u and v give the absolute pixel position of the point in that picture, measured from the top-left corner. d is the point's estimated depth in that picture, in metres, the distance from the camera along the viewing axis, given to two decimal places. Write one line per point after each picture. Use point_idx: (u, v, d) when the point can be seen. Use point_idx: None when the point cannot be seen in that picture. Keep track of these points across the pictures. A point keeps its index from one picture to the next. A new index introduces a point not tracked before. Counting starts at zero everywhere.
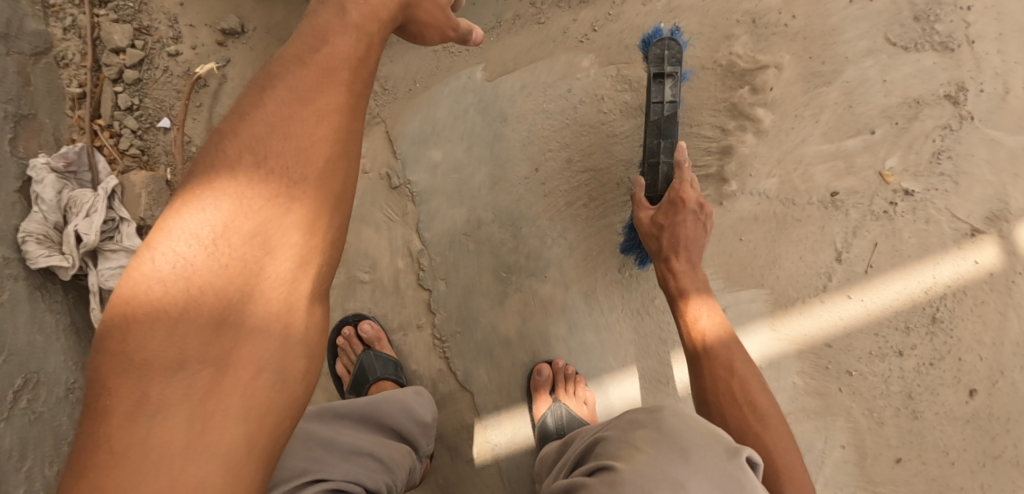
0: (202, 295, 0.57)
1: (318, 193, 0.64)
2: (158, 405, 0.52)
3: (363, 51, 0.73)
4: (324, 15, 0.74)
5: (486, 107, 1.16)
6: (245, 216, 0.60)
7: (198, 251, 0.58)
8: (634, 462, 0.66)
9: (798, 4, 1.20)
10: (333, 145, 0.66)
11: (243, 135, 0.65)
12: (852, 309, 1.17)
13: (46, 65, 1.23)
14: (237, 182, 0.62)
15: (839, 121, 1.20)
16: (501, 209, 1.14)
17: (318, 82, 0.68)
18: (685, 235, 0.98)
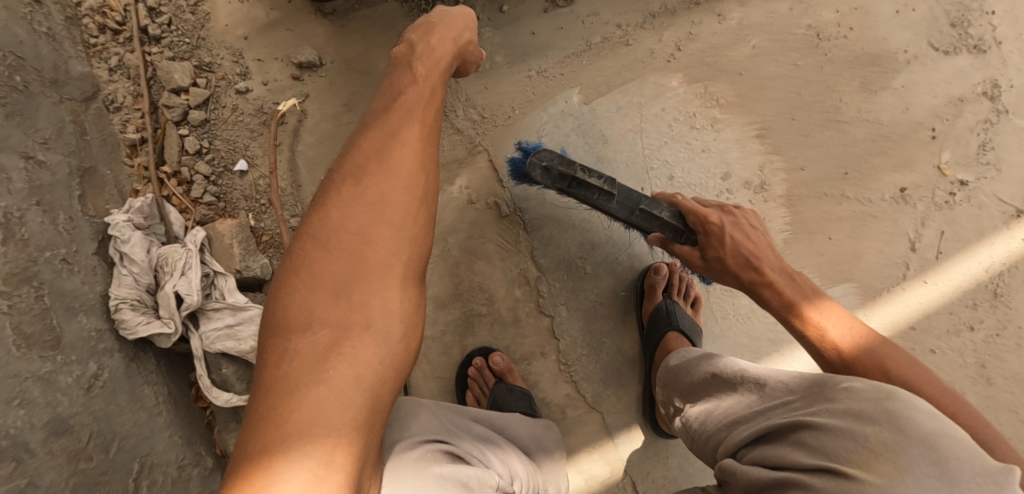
0: (322, 294, 0.60)
1: (409, 202, 0.64)
2: (307, 388, 0.56)
3: (434, 84, 0.76)
4: (401, 63, 0.78)
5: (586, 130, 1.19)
6: (351, 223, 0.62)
7: (323, 251, 0.61)
8: (841, 382, 0.66)
9: (852, 17, 1.30)
10: (420, 166, 0.67)
11: (348, 157, 0.67)
12: (929, 292, 1.25)
13: (96, 110, 1.15)
14: (349, 193, 0.63)
15: (897, 121, 1.28)
16: (613, 229, 1.15)
17: (404, 110, 0.70)
18: (747, 250, 0.87)
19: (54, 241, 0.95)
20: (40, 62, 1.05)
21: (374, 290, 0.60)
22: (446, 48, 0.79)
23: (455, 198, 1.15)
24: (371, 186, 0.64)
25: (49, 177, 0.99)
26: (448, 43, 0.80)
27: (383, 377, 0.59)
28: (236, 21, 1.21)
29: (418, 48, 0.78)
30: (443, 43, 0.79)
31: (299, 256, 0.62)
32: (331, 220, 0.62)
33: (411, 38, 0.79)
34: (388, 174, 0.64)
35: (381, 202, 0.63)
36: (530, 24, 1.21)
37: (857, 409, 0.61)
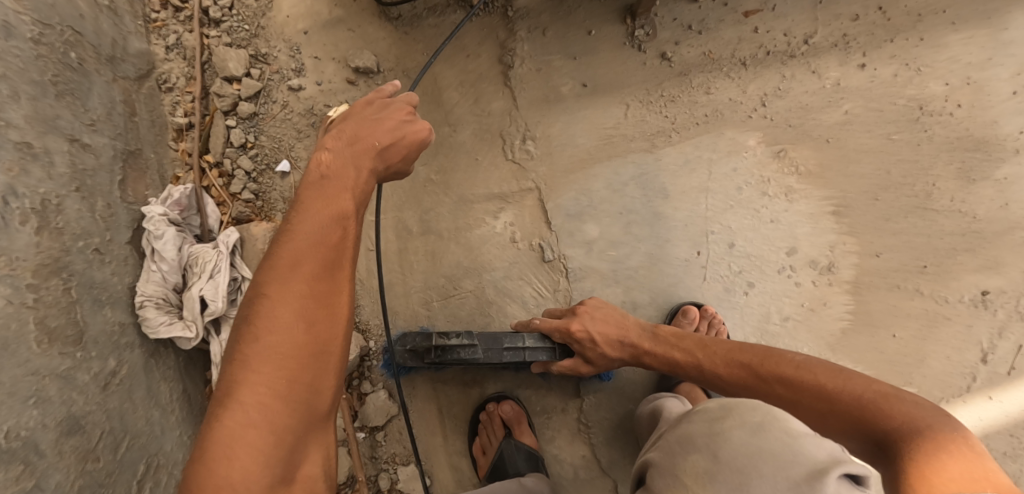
0: (261, 443, 0.60)
1: (338, 350, 0.67)
2: None
3: (358, 190, 0.77)
4: (329, 169, 0.76)
5: (648, 181, 1.10)
6: (291, 373, 0.63)
7: (259, 398, 0.61)
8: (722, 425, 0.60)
9: (963, 93, 1.19)
10: (334, 301, 0.68)
11: (273, 295, 0.66)
12: (993, 410, 1.15)
13: (148, 90, 1.13)
14: (281, 342, 0.64)
15: (992, 217, 1.17)
16: (659, 292, 1.08)
17: (330, 241, 0.70)
18: (625, 276, 0.93)
19: (89, 231, 0.93)
20: (98, 37, 1.03)
21: (310, 442, 0.65)
22: (367, 143, 0.79)
23: (498, 234, 1.10)
24: (304, 334, 0.65)
25: (93, 160, 0.97)
26: (375, 143, 0.79)
27: None
28: (300, 14, 1.17)
29: (344, 148, 0.78)
30: (365, 145, 0.79)
31: (230, 411, 0.61)
32: (263, 375, 0.62)
33: (344, 124, 0.81)
34: (323, 316, 0.66)
35: (321, 350, 0.65)
36: (607, 58, 1.11)
37: (712, 464, 0.57)
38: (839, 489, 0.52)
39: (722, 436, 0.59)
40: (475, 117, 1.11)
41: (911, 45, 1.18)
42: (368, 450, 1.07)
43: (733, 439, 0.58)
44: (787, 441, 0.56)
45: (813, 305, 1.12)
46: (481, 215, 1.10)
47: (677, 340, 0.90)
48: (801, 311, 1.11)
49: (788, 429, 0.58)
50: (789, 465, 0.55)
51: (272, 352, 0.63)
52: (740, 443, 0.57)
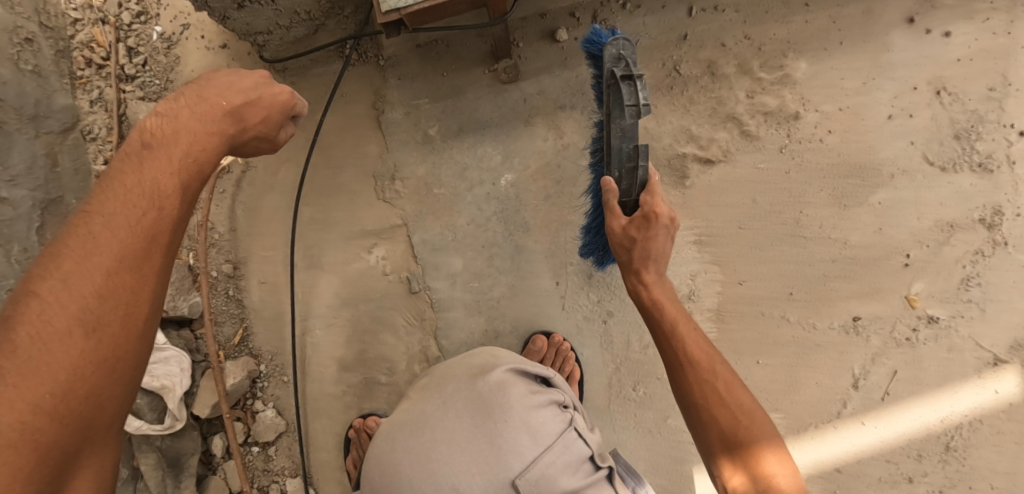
0: (12, 462, 0.55)
1: (131, 349, 0.64)
2: None
3: (183, 180, 0.70)
4: (165, 148, 0.69)
5: (508, 216, 1.14)
6: (77, 381, 0.59)
7: (18, 409, 0.56)
8: (451, 364, 0.93)
9: (837, 119, 1.19)
10: (138, 295, 0.65)
11: (64, 295, 0.60)
12: (867, 436, 1.17)
13: (73, 140, 1.30)
14: (65, 347, 0.59)
15: (868, 243, 1.17)
16: (519, 321, 1.14)
17: (149, 235, 0.66)
18: (654, 249, 0.90)
19: (4, 273, 1.09)
20: (21, 100, 1.17)
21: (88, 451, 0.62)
22: (222, 125, 0.75)
23: (372, 268, 1.18)
24: (95, 337, 0.61)
25: (11, 212, 1.12)
26: (223, 104, 0.75)
27: None
28: (202, 67, 1.33)
29: (185, 118, 0.73)
30: (219, 124, 0.75)
31: None
32: (28, 383, 0.57)
33: (190, 90, 0.75)
34: (115, 316, 0.63)
35: (116, 356, 0.63)
36: (471, 98, 1.17)
37: (439, 383, 0.89)
38: (507, 374, 0.85)
39: (449, 368, 0.92)
40: (352, 160, 1.19)
41: (784, 71, 1.18)
42: (260, 463, 1.19)
43: (455, 366, 0.91)
44: (486, 360, 0.90)
45: None
46: (357, 250, 1.19)
47: (667, 301, 0.91)
48: None
49: (495, 357, 0.92)
50: (483, 370, 0.87)
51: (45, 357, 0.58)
52: (459, 367, 0.91)
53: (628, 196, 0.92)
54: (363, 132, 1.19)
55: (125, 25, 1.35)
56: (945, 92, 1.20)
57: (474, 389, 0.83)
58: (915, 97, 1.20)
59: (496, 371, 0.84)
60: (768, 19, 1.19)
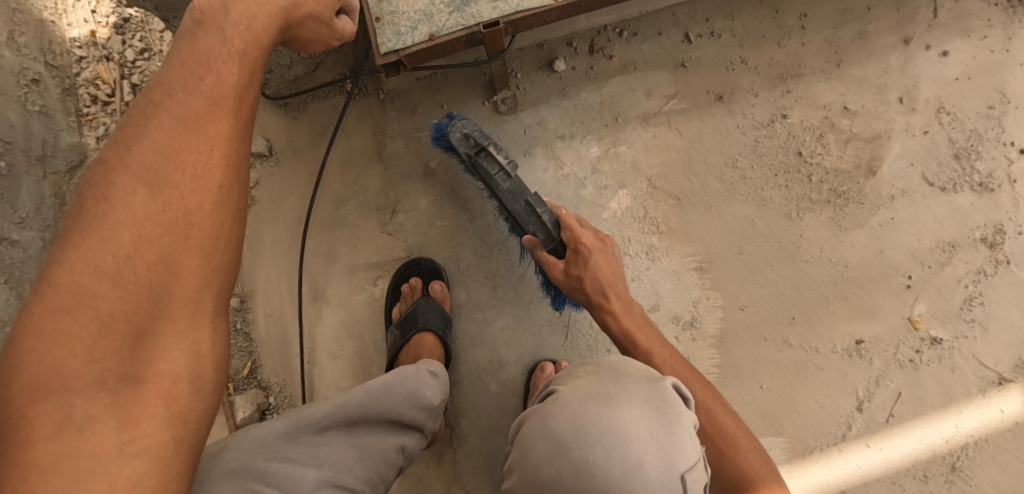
0: (104, 322, 0.53)
1: (218, 219, 0.61)
2: (83, 423, 0.52)
3: (250, 70, 0.67)
4: (202, 39, 0.65)
5: (509, 246, 1.17)
6: (145, 253, 0.56)
7: (103, 271, 0.54)
8: (572, 384, 0.76)
9: (837, 141, 1.19)
10: (219, 174, 0.61)
11: (128, 172, 0.57)
12: (872, 458, 1.16)
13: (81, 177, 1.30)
14: (132, 216, 0.56)
15: (868, 264, 1.17)
16: (524, 351, 1.15)
17: (207, 118, 0.62)
18: (603, 275, 0.95)
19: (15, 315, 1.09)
20: (28, 141, 1.19)
21: (172, 329, 0.57)
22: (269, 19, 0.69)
23: (376, 298, 1.21)
24: (162, 213, 0.57)
25: (20, 253, 1.13)
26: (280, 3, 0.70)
27: (196, 407, 0.58)
28: None
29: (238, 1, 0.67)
30: (266, 22, 0.69)
31: (65, 274, 0.53)
32: (109, 248, 0.55)
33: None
34: (198, 187, 0.60)
35: (184, 226, 0.58)
36: None
37: (588, 397, 0.72)
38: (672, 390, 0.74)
39: (582, 381, 0.77)
40: (354, 192, 1.19)
41: (780, 95, 1.18)
42: None
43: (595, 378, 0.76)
44: (640, 373, 0.77)
45: None
46: (361, 282, 1.20)
47: (636, 330, 0.94)
48: None
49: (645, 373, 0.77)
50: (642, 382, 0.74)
51: (129, 222, 0.56)
52: (599, 377, 0.76)
53: (553, 242, 0.97)
54: (365, 164, 1.19)
55: (129, 62, 1.40)
56: (943, 111, 1.20)
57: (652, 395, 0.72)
58: (914, 117, 1.20)
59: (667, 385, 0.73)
60: (764, 43, 1.19)
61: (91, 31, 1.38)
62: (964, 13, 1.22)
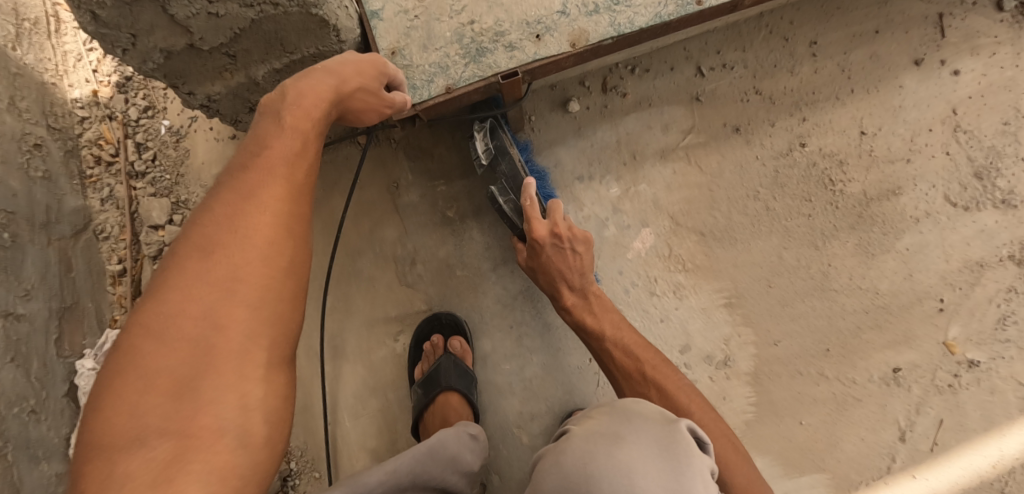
0: (159, 376, 0.51)
1: (276, 270, 0.57)
2: (120, 482, 0.46)
3: (308, 134, 0.67)
4: (262, 124, 0.67)
5: (534, 294, 1.14)
6: (194, 309, 0.53)
7: (157, 326, 0.53)
8: (586, 426, 0.74)
9: (856, 167, 1.18)
10: (280, 229, 0.59)
11: (191, 236, 0.58)
12: (917, 489, 1.13)
13: (86, 241, 1.27)
14: (191, 270, 0.55)
15: (898, 290, 1.17)
16: (554, 401, 1.12)
17: (261, 181, 0.61)
18: (560, 268, 0.98)
19: (25, 395, 1.05)
20: (32, 209, 1.14)
21: (218, 384, 0.52)
22: (321, 96, 0.71)
23: (399, 355, 1.17)
24: (226, 267, 0.56)
25: (27, 327, 1.08)
26: (332, 83, 0.73)
27: (245, 469, 0.50)
28: (212, 160, 1.37)
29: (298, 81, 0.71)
30: (316, 98, 0.70)
31: (128, 331, 0.53)
32: (171, 303, 0.53)
33: (285, 84, 0.70)
34: (254, 241, 0.57)
35: (230, 281, 0.55)
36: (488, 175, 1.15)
37: (591, 446, 0.68)
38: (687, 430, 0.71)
39: (590, 423, 0.74)
40: (371, 246, 1.16)
41: (796, 124, 1.18)
42: None
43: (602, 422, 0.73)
44: (648, 411, 0.75)
45: (712, 400, 1.13)
46: (381, 337, 1.17)
47: (652, 370, 0.92)
48: None
49: (655, 411, 0.75)
50: (653, 419, 0.73)
51: (187, 277, 0.55)
52: (605, 421, 0.74)
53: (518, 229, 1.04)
54: (380, 216, 1.16)
55: (133, 120, 1.37)
56: (960, 130, 1.19)
57: (656, 430, 0.70)
58: (932, 137, 1.19)
59: (677, 422, 0.71)
60: (777, 73, 1.18)
61: (92, 90, 1.35)
62: (973, 29, 1.21)
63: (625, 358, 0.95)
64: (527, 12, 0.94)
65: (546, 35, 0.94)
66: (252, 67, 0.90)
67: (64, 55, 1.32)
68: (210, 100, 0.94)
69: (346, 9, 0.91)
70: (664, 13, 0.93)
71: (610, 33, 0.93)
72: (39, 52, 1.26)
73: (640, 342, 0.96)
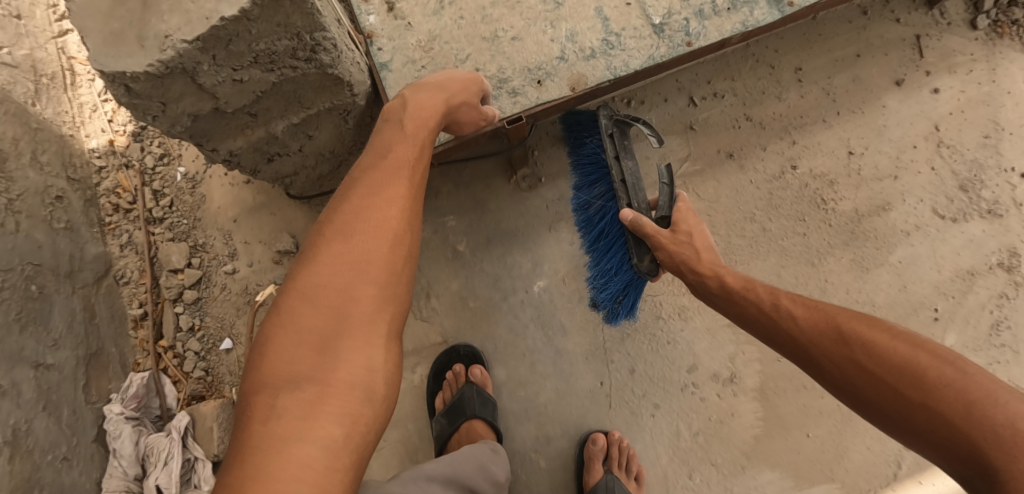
0: (310, 334, 0.64)
1: (397, 259, 0.70)
2: (278, 411, 0.58)
3: (420, 146, 0.80)
4: (387, 130, 0.82)
5: (545, 322, 1.18)
6: (339, 281, 0.67)
7: (307, 294, 0.66)
8: None
9: (846, 185, 1.23)
10: (403, 226, 0.72)
11: (335, 223, 0.71)
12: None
13: (107, 287, 1.31)
14: (334, 255, 0.68)
15: (894, 302, 1.21)
16: (569, 425, 1.17)
17: (391, 181, 0.75)
18: (688, 224, 0.99)
19: (58, 442, 1.09)
20: (56, 259, 1.19)
21: (354, 345, 0.64)
22: (435, 107, 0.83)
23: (416, 386, 1.20)
24: (361, 254, 0.69)
25: (57, 376, 1.12)
26: (440, 101, 0.84)
27: (368, 413, 0.61)
28: (228, 203, 1.39)
29: (411, 98, 0.84)
30: (431, 112, 0.83)
31: (285, 298, 0.66)
32: (319, 277, 0.67)
33: (404, 96, 0.85)
34: (384, 233, 0.71)
35: (365, 263, 0.68)
36: (495, 210, 1.20)
37: None
38: None
39: None
40: None
41: (788, 148, 1.24)
42: None
43: None
44: None
45: (722, 417, 1.17)
46: None
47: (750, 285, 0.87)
48: (710, 425, 1.17)
49: None
50: None
51: (330, 260, 0.68)
52: None
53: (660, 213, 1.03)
54: None
55: (149, 168, 1.40)
56: (943, 145, 1.25)
57: None
58: (917, 153, 1.25)
59: None
60: (765, 100, 1.24)
61: (109, 140, 1.39)
62: (949, 50, 1.27)
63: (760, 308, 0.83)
64: (528, 59, 1.01)
65: (547, 81, 1.00)
66: (272, 122, 0.95)
67: (81, 107, 1.38)
68: (232, 155, 0.99)
69: (357, 64, 0.97)
70: (656, 55, 1.00)
71: (607, 76, 1.00)
72: (57, 105, 1.32)
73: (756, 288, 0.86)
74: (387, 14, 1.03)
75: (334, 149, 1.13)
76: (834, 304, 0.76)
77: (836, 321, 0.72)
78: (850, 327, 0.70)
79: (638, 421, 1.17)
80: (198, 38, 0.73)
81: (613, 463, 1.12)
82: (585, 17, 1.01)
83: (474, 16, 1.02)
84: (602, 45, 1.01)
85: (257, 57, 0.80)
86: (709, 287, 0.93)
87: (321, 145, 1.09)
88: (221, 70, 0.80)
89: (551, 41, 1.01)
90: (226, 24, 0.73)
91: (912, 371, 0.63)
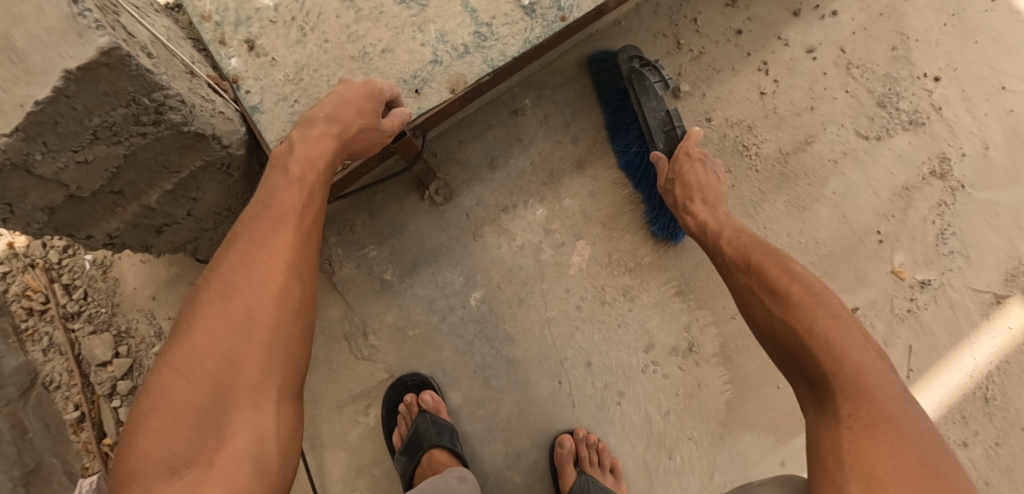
0: (187, 411, 0.60)
1: (283, 318, 0.66)
2: None
3: (307, 191, 0.74)
4: (271, 178, 0.75)
5: (491, 334, 1.14)
6: (217, 349, 0.63)
7: (183, 368, 0.62)
8: None
9: (766, 127, 1.20)
10: (290, 278, 0.68)
11: (212, 284, 0.67)
12: None
13: (36, 397, 1.23)
14: (211, 321, 0.64)
15: (837, 235, 1.19)
16: (537, 433, 1.13)
17: (273, 232, 0.69)
18: (696, 182, 1.01)
19: None
20: None
21: (237, 417, 0.61)
22: (323, 149, 0.76)
23: (373, 429, 1.14)
24: (243, 316, 0.64)
25: None
26: (330, 132, 0.77)
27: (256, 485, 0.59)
28: (144, 281, 1.31)
29: (296, 142, 0.77)
30: (320, 150, 0.77)
31: (158, 374, 0.62)
32: (194, 348, 0.63)
33: (291, 138, 0.77)
34: (267, 291, 0.66)
35: (249, 324, 0.64)
36: (415, 230, 1.15)
37: None
38: None
39: None
40: (320, 329, 1.12)
41: (699, 102, 1.20)
42: None
43: None
44: None
45: (689, 389, 1.14)
46: (352, 416, 1.14)
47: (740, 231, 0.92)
48: (680, 400, 1.14)
49: None
50: None
51: (208, 327, 0.64)
52: None
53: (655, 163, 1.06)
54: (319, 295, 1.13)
55: (55, 263, 1.30)
56: (852, 67, 1.22)
57: None
58: (828, 80, 1.22)
59: None
60: (668, 58, 1.20)
61: (7, 243, 1.29)
62: None
63: (761, 283, 0.82)
64: (402, 70, 0.95)
65: (425, 88, 0.95)
66: (143, 195, 0.89)
67: None
68: (111, 237, 0.93)
69: (222, 113, 0.92)
70: (533, 37, 0.96)
71: (486, 70, 0.96)
72: None
73: (751, 239, 0.89)
74: (248, 53, 0.94)
75: (230, 205, 1.06)
76: (812, 276, 0.80)
77: (813, 293, 0.76)
78: (819, 313, 0.73)
79: (605, 413, 1.13)
80: (17, 128, 0.66)
81: (585, 463, 1.08)
82: (453, 14, 0.96)
83: (340, 37, 0.95)
84: (474, 39, 0.96)
85: (97, 133, 0.74)
86: (708, 243, 0.96)
87: (212, 204, 1.03)
88: (59, 155, 0.73)
89: (422, 46, 0.96)
90: (43, 107, 0.66)
91: (853, 360, 0.68)
